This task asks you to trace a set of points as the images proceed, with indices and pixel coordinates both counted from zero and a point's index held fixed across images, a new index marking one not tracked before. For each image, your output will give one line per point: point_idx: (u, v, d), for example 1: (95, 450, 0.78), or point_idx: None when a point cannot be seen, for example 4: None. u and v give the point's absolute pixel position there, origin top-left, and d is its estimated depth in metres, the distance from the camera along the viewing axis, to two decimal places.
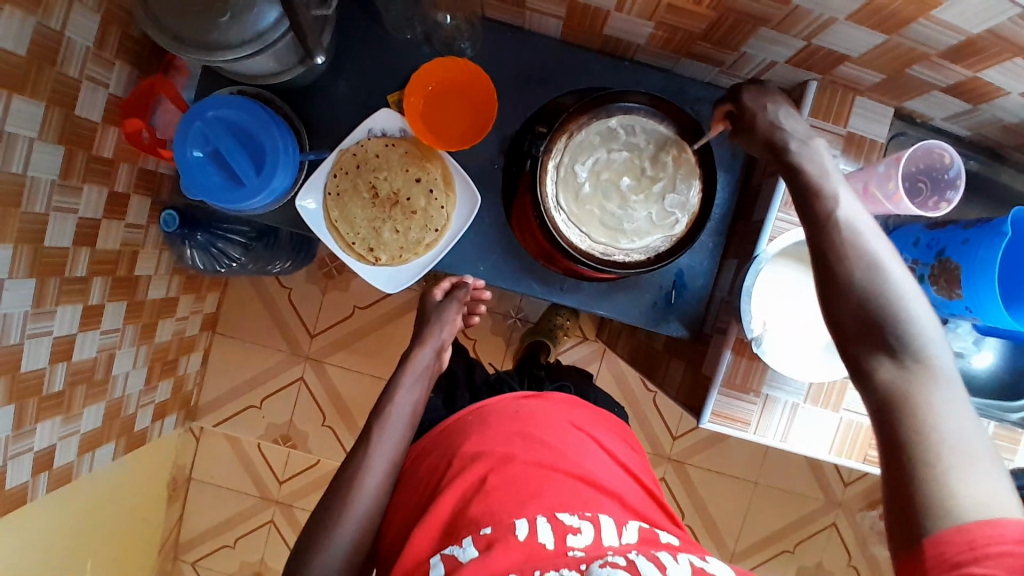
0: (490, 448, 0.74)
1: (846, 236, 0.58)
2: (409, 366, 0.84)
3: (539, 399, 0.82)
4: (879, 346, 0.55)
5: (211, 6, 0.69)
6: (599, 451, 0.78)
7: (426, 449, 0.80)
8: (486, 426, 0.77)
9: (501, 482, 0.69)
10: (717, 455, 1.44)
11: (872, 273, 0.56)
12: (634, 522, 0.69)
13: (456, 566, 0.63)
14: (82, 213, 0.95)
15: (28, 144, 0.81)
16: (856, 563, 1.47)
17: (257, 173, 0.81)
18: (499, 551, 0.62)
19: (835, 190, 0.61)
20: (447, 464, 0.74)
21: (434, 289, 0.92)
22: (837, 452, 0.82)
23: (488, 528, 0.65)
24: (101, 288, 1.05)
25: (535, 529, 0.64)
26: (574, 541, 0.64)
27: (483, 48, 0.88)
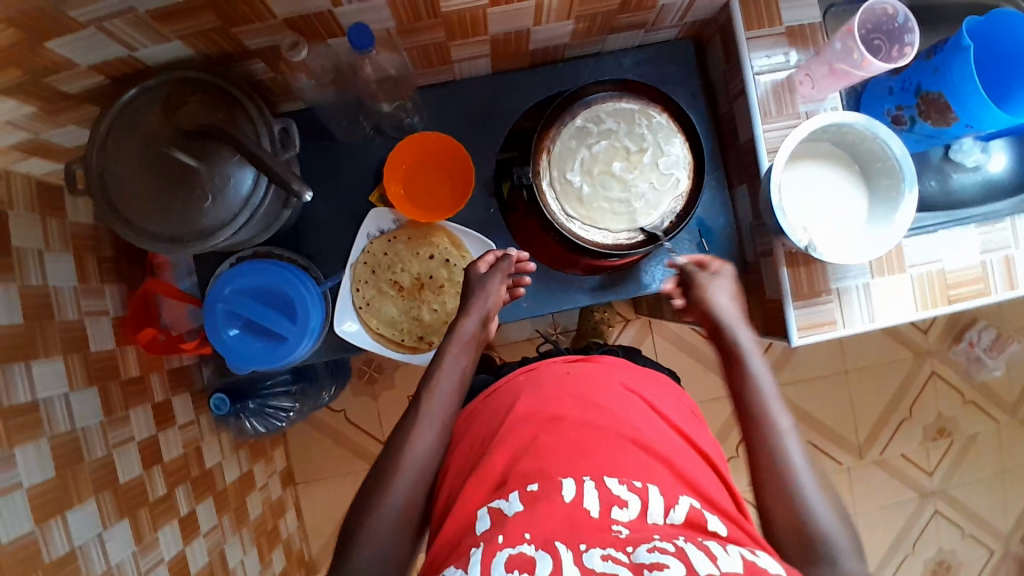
0: (544, 409, 0.72)
1: (777, 451, 0.69)
2: (453, 341, 0.81)
3: (592, 362, 0.80)
4: (812, 559, 0.63)
5: (190, 196, 0.71)
6: (653, 416, 0.74)
7: (477, 413, 0.78)
8: (539, 387, 0.75)
9: (554, 443, 0.67)
10: (798, 365, 1.45)
11: (794, 466, 0.68)
12: (685, 500, 0.63)
13: (501, 518, 0.61)
14: (139, 436, 1.00)
15: (65, 399, 0.87)
16: (972, 397, 1.47)
17: (292, 321, 0.82)
18: (545, 510, 0.59)
19: (774, 409, 0.72)
20: (500, 421, 0.73)
21: (477, 263, 0.86)
22: (923, 306, 0.86)
23: (535, 486, 0.63)
24: (185, 495, 1.07)
25: (581, 493, 0.61)
26: (620, 514, 0.60)
27: (429, 114, 0.91)
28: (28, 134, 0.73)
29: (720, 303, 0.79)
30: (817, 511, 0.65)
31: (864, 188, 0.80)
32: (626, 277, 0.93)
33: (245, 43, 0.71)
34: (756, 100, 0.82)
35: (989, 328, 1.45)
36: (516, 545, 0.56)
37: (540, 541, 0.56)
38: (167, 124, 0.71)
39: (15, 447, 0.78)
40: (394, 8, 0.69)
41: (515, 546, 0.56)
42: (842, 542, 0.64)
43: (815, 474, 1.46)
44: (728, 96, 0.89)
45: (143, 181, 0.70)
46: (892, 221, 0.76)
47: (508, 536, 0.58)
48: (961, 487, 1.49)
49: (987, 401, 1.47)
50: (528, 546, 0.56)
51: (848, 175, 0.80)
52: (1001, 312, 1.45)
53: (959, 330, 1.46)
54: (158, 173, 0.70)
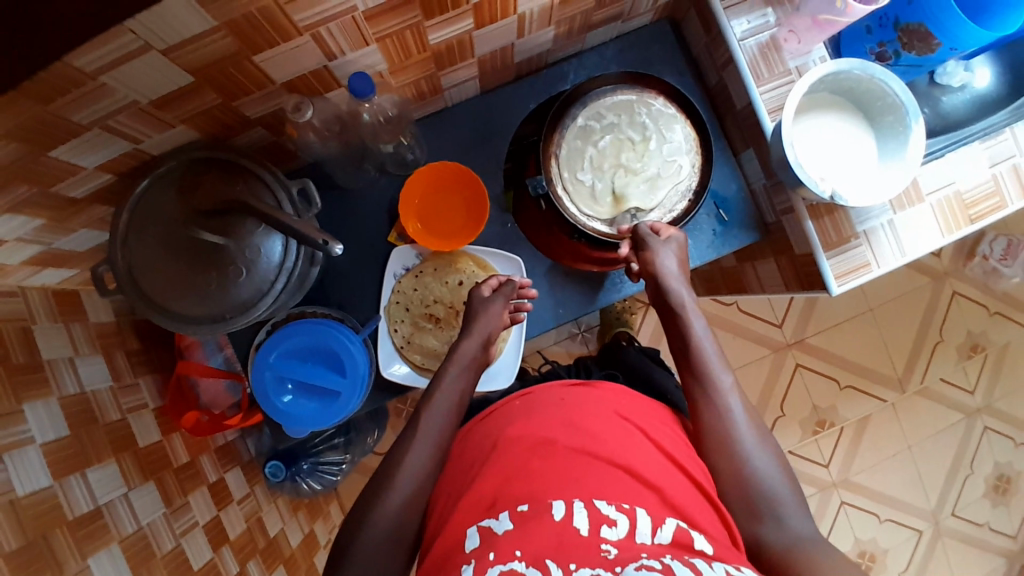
0: (536, 434, 0.71)
1: (723, 419, 0.74)
2: (453, 361, 0.81)
3: (589, 388, 0.80)
4: (757, 516, 0.68)
5: (224, 272, 0.71)
6: (647, 442, 0.71)
7: (468, 439, 0.78)
8: (533, 413, 0.75)
9: (546, 465, 0.66)
10: (824, 312, 1.46)
11: (732, 424, 0.74)
12: (673, 521, 0.61)
13: (490, 537, 0.60)
14: (202, 519, 0.99)
15: (126, 500, 0.86)
16: (996, 308, 1.49)
17: (340, 375, 0.82)
18: (534, 530, 0.58)
19: (717, 377, 0.77)
20: (491, 447, 0.72)
21: (481, 284, 0.87)
22: (948, 231, 0.87)
23: (525, 506, 0.61)
24: (259, 568, 1.06)
25: (571, 513, 0.60)
26: (608, 533, 0.58)
27: (428, 144, 0.92)
28: (43, 247, 0.73)
29: (663, 264, 0.81)
30: (759, 466, 0.71)
31: (870, 127, 0.81)
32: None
33: (247, 114, 0.72)
34: (746, 64, 0.84)
35: (999, 238, 1.45)
36: (506, 562, 0.55)
37: (530, 559, 0.55)
38: (185, 207, 0.71)
39: (88, 558, 0.77)
40: (384, 49, 0.70)
41: (506, 563, 0.55)
42: (785, 498, 0.69)
43: (861, 416, 1.47)
44: (715, 67, 0.90)
45: (173, 267, 0.70)
46: (905, 156, 0.78)
47: (499, 554, 0.57)
48: (1004, 398, 1.50)
49: (1011, 309, 1.49)
50: (519, 564, 0.55)
51: (853, 118, 0.81)
52: (1008, 220, 1.46)
53: (970, 247, 1.47)
54: (186, 257, 0.70)
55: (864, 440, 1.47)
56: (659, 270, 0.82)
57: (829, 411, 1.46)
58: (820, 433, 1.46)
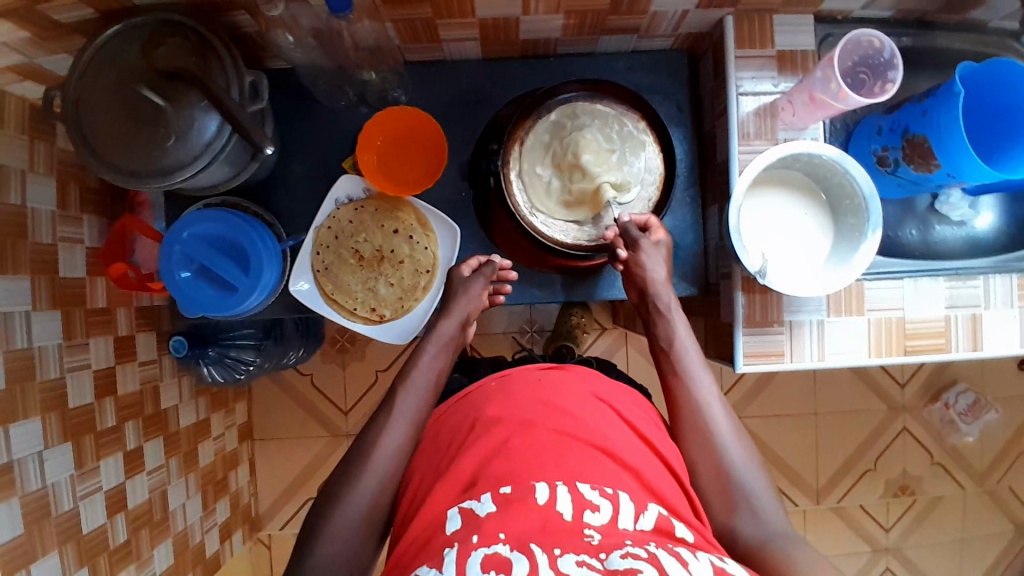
0: (513, 415, 0.71)
1: (703, 417, 0.75)
2: (431, 339, 0.83)
3: (562, 369, 0.79)
4: (733, 505, 0.70)
5: (154, 133, 0.72)
6: (621, 424, 0.73)
7: (445, 416, 0.78)
8: (509, 393, 0.75)
9: (522, 445, 0.67)
10: (769, 399, 1.43)
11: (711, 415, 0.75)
12: (654, 507, 0.63)
13: (472, 519, 0.60)
14: (96, 365, 1.04)
15: (26, 318, 0.91)
16: (941, 458, 1.44)
17: (245, 274, 0.84)
18: (517, 511, 0.59)
19: (697, 375, 0.78)
20: (467, 427, 0.72)
21: (461, 266, 0.88)
22: (878, 354, 0.84)
23: (507, 487, 0.62)
24: (135, 431, 1.11)
25: (554, 497, 0.61)
26: (591, 518, 0.59)
27: (415, 90, 0.92)
28: (24, 58, 0.75)
29: (649, 266, 0.82)
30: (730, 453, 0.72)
31: (830, 224, 0.79)
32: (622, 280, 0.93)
33: None
34: (736, 120, 0.82)
35: (968, 392, 1.41)
36: (490, 545, 0.56)
37: (515, 542, 0.56)
38: (143, 61, 0.72)
39: None
40: None
41: (490, 545, 0.55)
42: (758, 490, 0.70)
43: None
44: (713, 113, 0.88)
45: (111, 111, 0.72)
46: (850, 261, 0.75)
47: (482, 536, 0.57)
48: (915, 547, 1.46)
49: (955, 465, 1.44)
50: (503, 546, 0.55)
51: (814, 208, 0.80)
52: (983, 376, 1.42)
53: (936, 389, 1.43)
54: (127, 106, 0.72)
55: None
56: (644, 273, 0.82)
57: None
58: None
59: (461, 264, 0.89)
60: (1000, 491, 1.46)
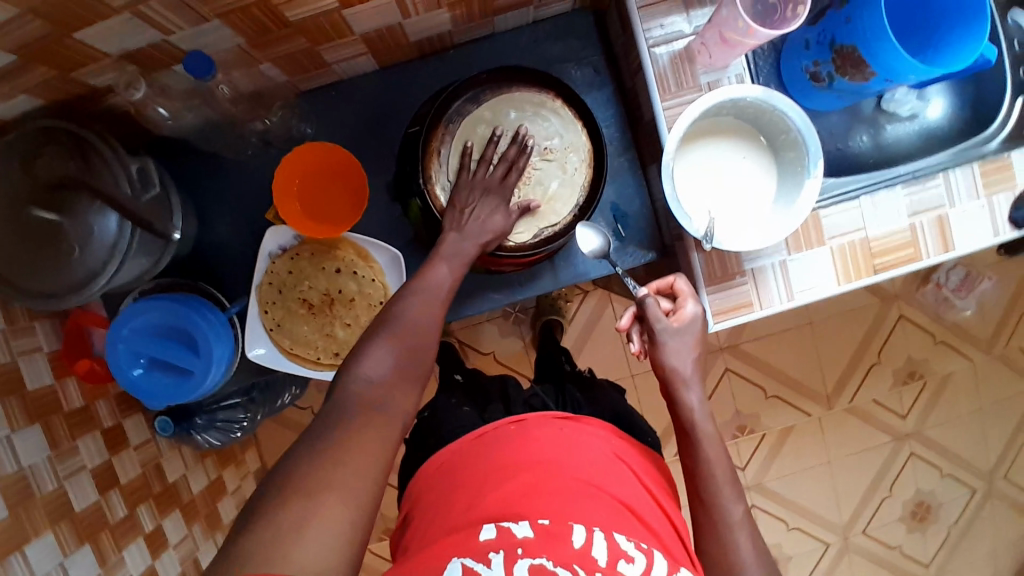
0: (540, 461, 0.69)
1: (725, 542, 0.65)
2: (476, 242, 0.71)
3: (576, 421, 0.77)
4: None
5: (54, 249, 0.68)
6: (638, 484, 0.72)
7: (457, 458, 0.74)
8: (530, 442, 0.72)
9: (554, 490, 0.64)
10: (764, 320, 1.41)
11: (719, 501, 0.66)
12: (687, 572, 0.61)
13: (510, 537, 0.59)
14: (90, 464, 1.04)
15: (8, 442, 0.90)
16: (943, 336, 1.44)
17: (198, 353, 0.82)
18: (557, 546, 0.57)
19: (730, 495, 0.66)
20: (484, 471, 0.70)
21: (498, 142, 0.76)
22: (847, 280, 0.81)
23: (546, 520, 0.60)
24: (150, 512, 1.12)
25: (591, 540, 0.59)
26: (626, 568, 0.57)
27: (320, 120, 0.87)
28: None
29: (674, 359, 0.70)
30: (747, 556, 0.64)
31: (773, 171, 0.76)
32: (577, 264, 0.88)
33: (92, 82, 0.68)
34: (652, 73, 0.77)
35: (958, 267, 1.40)
36: (535, 557, 0.57)
37: (560, 561, 0.56)
38: (20, 177, 0.67)
39: None
40: (233, 24, 0.64)
41: (535, 558, 0.56)
42: None
43: (785, 427, 1.44)
44: (630, 68, 0.83)
45: (7, 239, 0.67)
46: (795, 202, 0.72)
47: (528, 551, 0.57)
48: (936, 427, 1.47)
49: (958, 339, 1.44)
50: (547, 562, 0.56)
51: (754, 150, 0.76)
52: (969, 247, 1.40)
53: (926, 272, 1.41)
54: (22, 228, 0.68)
55: (783, 452, 1.45)
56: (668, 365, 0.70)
57: (752, 418, 1.43)
58: (741, 437, 1.43)
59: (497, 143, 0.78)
60: (1008, 354, 1.46)
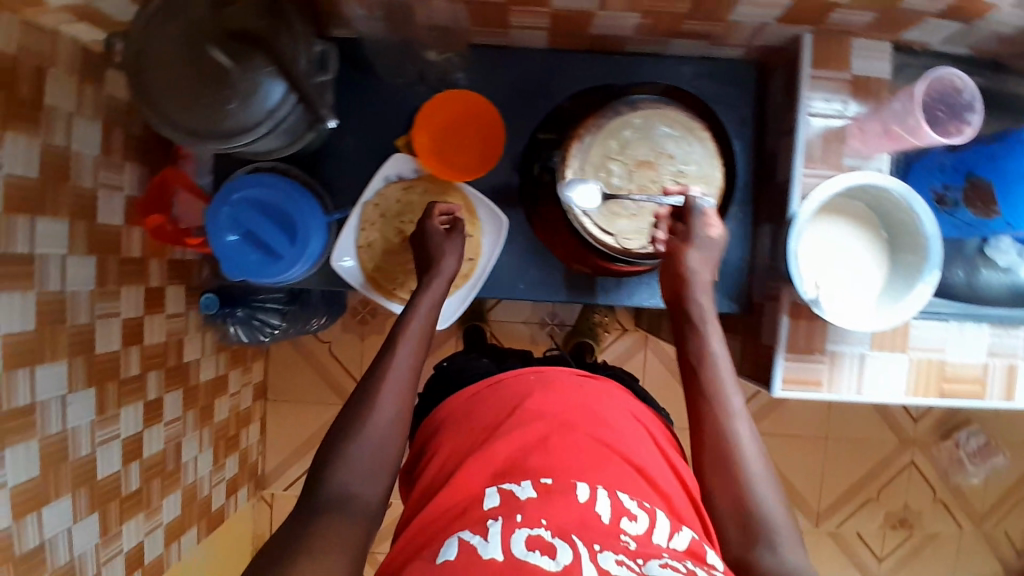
0: (557, 414, 0.72)
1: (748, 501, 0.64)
2: (426, 294, 0.78)
3: (598, 378, 0.80)
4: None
5: (217, 93, 0.70)
6: (654, 450, 0.74)
7: (476, 401, 0.77)
8: (550, 391, 0.75)
9: (563, 447, 0.68)
10: (783, 418, 1.42)
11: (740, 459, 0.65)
12: (689, 531, 0.63)
13: (513, 500, 0.62)
14: (125, 314, 1.05)
15: (62, 261, 0.92)
16: (944, 496, 1.45)
17: (291, 242, 0.83)
18: (559, 502, 0.61)
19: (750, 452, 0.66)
20: (503, 417, 0.73)
21: (436, 218, 0.84)
22: (913, 392, 0.83)
23: (548, 479, 0.64)
24: (157, 382, 1.13)
25: (594, 499, 0.62)
26: (628, 526, 0.60)
27: (477, 72, 0.90)
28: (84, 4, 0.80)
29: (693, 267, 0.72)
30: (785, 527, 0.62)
31: (887, 263, 0.78)
32: (660, 291, 0.90)
33: None
34: (803, 140, 0.79)
35: (979, 434, 1.42)
36: (534, 527, 0.58)
37: (556, 529, 0.58)
38: (213, 19, 0.70)
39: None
40: None
41: (532, 528, 0.57)
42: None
43: None
44: (778, 130, 0.85)
45: (180, 70, 0.70)
46: (901, 300, 0.75)
47: (526, 517, 0.59)
48: None
49: (957, 504, 1.45)
50: (545, 531, 0.57)
51: (875, 243, 0.78)
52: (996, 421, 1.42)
53: (949, 427, 1.43)
54: (191, 63, 0.70)
55: None
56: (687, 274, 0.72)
57: None
58: None
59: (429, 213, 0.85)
60: (995, 535, 1.47)
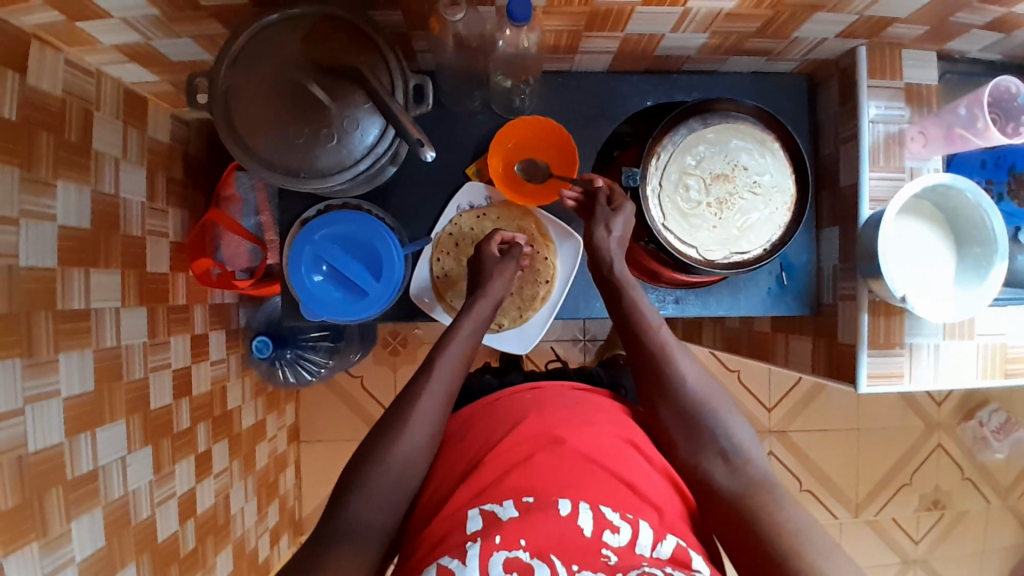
0: (546, 429, 0.73)
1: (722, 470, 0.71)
2: (469, 315, 0.79)
3: (592, 392, 0.83)
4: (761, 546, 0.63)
5: (316, 132, 0.70)
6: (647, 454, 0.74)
7: (477, 419, 0.79)
8: (542, 409, 0.77)
9: (548, 463, 0.69)
10: (816, 413, 1.47)
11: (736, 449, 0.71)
12: (672, 537, 0.65)
13: (494, 522, 0.63)
14: (175, 365, 1.00)
15: (116, 315, 0.87)
16: (970, 474, 1.51)
17: (376, 278, 0.82)
18: (542, 519, 0.62)
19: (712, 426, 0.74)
20: (495, 436, 0.74)
21: (492, 241, 0.85)
22: (984, 375, 0.87)
23: (530, 498, 0.65)
24: (205, 433, 1.08)
25: (576, 512, 0.64)
26: (609, 539, 0.62)
27: (540, 98, 0.91)
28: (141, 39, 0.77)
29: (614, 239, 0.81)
30: (777, 514, 0.66)
31: (953, 250, 0.82)
32: (733, 299, 0.94)
33: None
34: (867, 145, 0.83)
35: (999, 411, 1.49)
36: (512, 550, 0.60)
37: (535, 551, 0.60)
38: (304, 55, 0.70)
39: (60, 352, 0.77)
40: None
41: (511, 550, 0.60)
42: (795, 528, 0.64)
43: None
44: (836, 138, 0.89)
45: (276, 109, 0.70)
46: (987, 277, 0.79)
47: (505, 539, 0.60)
48: (942, 559, 1.52)
49: (983, 479, 1.52)
50: (523, 553, 0.60)
51: (939, 232, 0.82)
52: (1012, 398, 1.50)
53: (970, 408, 1.50)
54: (285, 100, 0.70)
55: None
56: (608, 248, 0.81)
57: None
58: None
59: (488, 239, 0.86)
60: (1019, 507, 1.54)
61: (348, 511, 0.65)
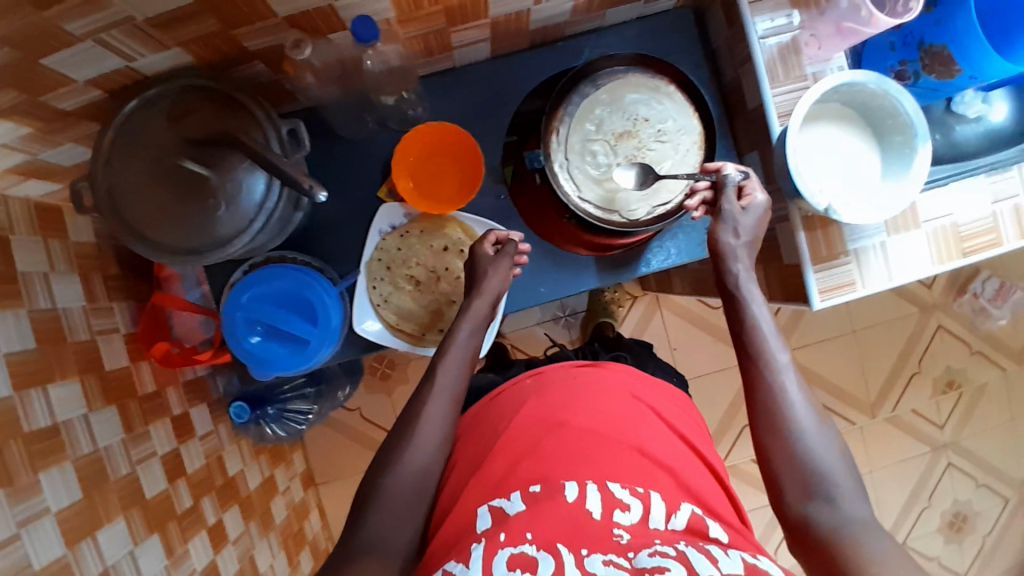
0: (551, 414, 0.75)
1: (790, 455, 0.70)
2: (467, 317, 0.81)
3: (598, 368, 0.82)
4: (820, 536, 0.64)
5: (203, 205, 0.70)
6: (658, 424, 0.76)
7: (479, 414, 0.81)
8: (543, 394, 0.78)
9: (555, 448, 0.70)
10: (809, 327, 1.46)
11: (799, 439, 0.69)
12: (687, 507, 0.66)
13: (502, 518, 0.63)
14: (161, 450, 1.01)
15: (85, 420, 0.87)
16: (978, 346, 1.49)
17: (314, 324, 0.82)
18: (547, 508, 0.62)
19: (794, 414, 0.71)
20: (499, 430, 0.75)
21: (484, 241, 0.84)
22: (941, 260, 0.85)
23: (537, 486, 0.66)
24: (212, 505, 1.09)
25: (584, 496, 0.64)
26: (621, 517, 0.62)
27: (432, 103, 0.90)
28: (28, 157, 0.70)
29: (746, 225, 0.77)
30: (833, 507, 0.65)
31: (877, 145, 0.81)
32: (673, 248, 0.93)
33: (246, 44, 0.69)
34: (762, 64, 0.81)
35: (992, 279, 1.46)
36: (518, 544, 0.59)
37: (541, 542, 0.59)
38: (173, 134, 0.69)
39: (38, 473, 0.77)
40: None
41: (517, 545, 0.58)
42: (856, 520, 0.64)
43: None
44: (733, 63, 0.88)
45: (159, 194, 0.69)
46: (910, 167, 0.77)
47: (510, 534, 0.60)
48: (970, 436, 1.51)
49: (992, 348, 1.50)
50: (530, 546, 0.58)
51: (866, 135, 0.81)
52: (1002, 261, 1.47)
53: (962, 282, 1.47)
54: (167, 183, 0.69)
55: None
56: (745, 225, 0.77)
57: None
58: None
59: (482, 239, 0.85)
60: None
61: (332, 560, 0.65)
